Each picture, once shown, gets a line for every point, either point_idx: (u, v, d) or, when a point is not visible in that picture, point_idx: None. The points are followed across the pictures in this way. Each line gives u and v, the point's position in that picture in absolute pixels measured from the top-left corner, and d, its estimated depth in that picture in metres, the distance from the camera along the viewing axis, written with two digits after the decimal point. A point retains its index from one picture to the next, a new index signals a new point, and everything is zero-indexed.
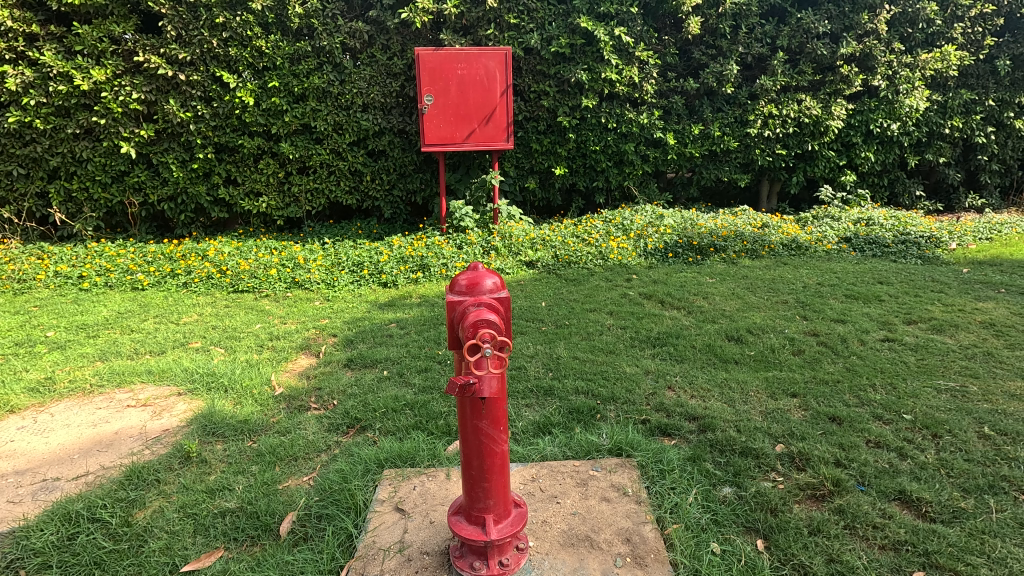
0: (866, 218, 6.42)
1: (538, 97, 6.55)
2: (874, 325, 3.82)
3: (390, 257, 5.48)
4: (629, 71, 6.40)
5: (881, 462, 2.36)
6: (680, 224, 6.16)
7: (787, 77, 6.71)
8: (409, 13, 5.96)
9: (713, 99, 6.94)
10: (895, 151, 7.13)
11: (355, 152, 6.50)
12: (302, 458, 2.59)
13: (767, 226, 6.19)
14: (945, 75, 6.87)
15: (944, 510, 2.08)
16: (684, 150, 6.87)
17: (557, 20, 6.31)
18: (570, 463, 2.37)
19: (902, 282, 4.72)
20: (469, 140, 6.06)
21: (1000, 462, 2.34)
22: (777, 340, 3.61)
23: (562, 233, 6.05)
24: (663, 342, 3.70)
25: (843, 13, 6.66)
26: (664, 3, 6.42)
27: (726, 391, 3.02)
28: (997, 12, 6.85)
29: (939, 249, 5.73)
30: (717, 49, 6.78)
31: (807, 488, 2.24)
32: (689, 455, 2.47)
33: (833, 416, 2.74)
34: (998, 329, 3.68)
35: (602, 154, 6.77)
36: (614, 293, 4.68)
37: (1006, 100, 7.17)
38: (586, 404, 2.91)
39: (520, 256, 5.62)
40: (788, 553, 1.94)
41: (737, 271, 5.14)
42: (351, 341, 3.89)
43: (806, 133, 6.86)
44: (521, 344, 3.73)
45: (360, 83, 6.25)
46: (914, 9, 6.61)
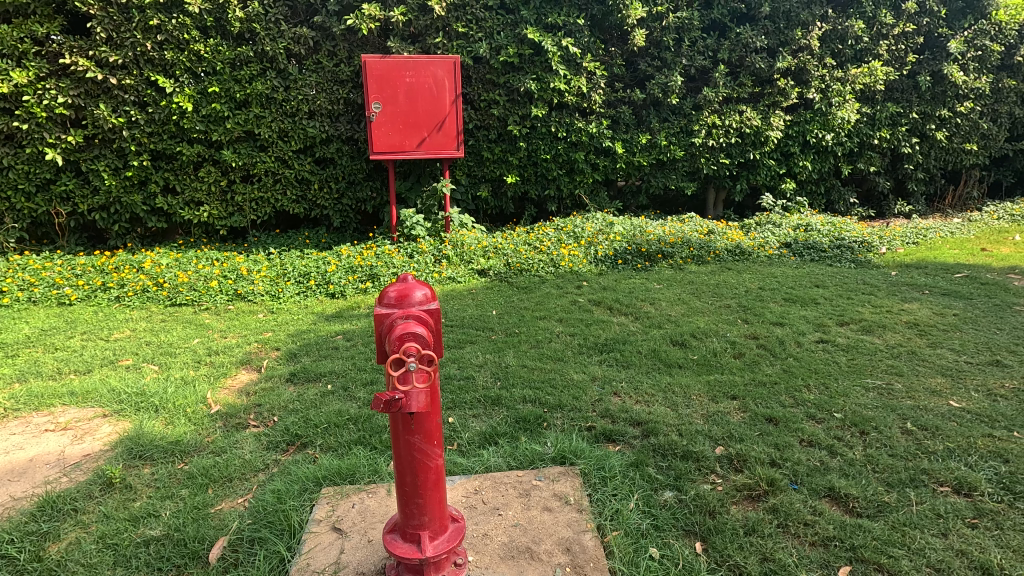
0: (805, 224, 6.70)
1: (488, 106, 6.56)
2: (810, 327, 3.98)
3: (338, 267, 5.36)
4: (577, 81, 6.49)
5: (812, 461, 2.45)
6: (629, 231, 6.28)
7: (728, 88, 6.95)
8: (355, 20, 5.87)
9: (659, 109, 7.11)
10: (830, 160, 7.50)
11: (302, 160, 6.34)
12: (237, 479, 2.48)
13: (713, 233, 6.38)
14: (873, 89, 7.27)
15: (870, 504, 2.17)
16: (632, 159, 7.03)
17: (505, 30, 6.33)
18: (513, 474, 2.36)
19: (836, 284, 4.95)
20: (419, 148, 6.01)
21: (920, 456, 2.46)
22: (720, 345, 3.71)
23: (514, 241, 6.07)
24: (610, 348, 3.75)
25: (778, 29, 6.97)
26: (610, 16, 6.55)
27: (669, 395, 3.08)
28: (917, 31, 7.32)
29: (870, 253, 6.04)
30: (662, 61, 6.96)
31: (744, 489, 2.30)
32: (632, 461, 2.49)
33: (770, 417, 2.82)
34: (921, 329, 3.90)
35: (552, 162, 6.86)
36: (563, 301, 4.72)
37: (928, 113, 7.62)
38: (532, 413, 2.90)
39: (472, 264, 5.60)
40: (724, 554, 1.98)
41: (685, 276, 5.27)
42: (295, 355, 3.78)
43: (747, 143, 7.13)
44: (470, 354, 3.71)
45: (306, 89, 6.10)
46: (842, 27, 7.00)
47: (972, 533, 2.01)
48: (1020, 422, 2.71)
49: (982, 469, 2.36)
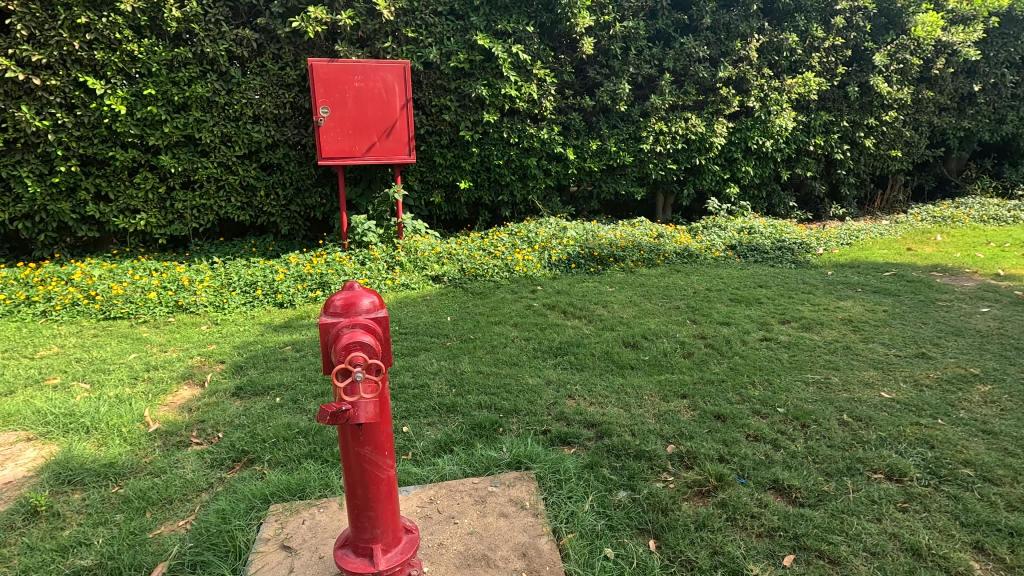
0: (749, 227, 6.98)
1: (439, 111, 6.54)
2: (754, 326, 4.14)
3: (287, 275, 5.20)
4: (528, 88, 6.55)
5: (758, 455, 2.55)
6: (582, 235, 6.36)
7: (673, 96, 7.17)
8: (301, 23, 5.74)
9: (608, 116, 7.27)
10: (770, 166, 7.85)
11: (247, 166, 6.14)
12: (178, 501, 2.35)
13: (662, 236, 6.55)
14: (807, 98, 7.66)
15: (811, 494, 2.27)
16: (583, 165, 7.15)
17: (455, 36, 6.32)
18: (468, 481, 2.34)
19: (777, 285, 5.17)
20: (369, 153, 5.92)
21: (856, 446, 2.60)
22: (670, 345, 3.81)
23: (469, 246, 6.05)
24: (564, 351, 3.79)
25: (719, 40, 7.25)
26: (559, 24, 6.64)
27: (622, 396, 3.13)
28: (845, 44, 7.77)
29: (809, 254, 6.35)
30: (610, 69, 7.11)
31: (694, 485, 2.36)
32: (587, 462, 2.52)
33: (718, 414, 2.91)
34: (855, 325, 4.12)
35: (505, 168, 6.89)
36: (518, 305, 4.73)
37: (858, 122, 8.10)
38: (488, 419, 2.89)
39: (426, 271, 5.56)
40: (676, 550, 2.02)
41: (636, 279, 5.39)
42: (241, 367, 3.63)
43: (693, 149, 7.38)
44: (424, 361, 3.67)
45: (250, 93, 5.91)
46: (778, 39, 7.35)
47: (903, 516, 2.13)
48: (944, 410, 2.90)
49: (911, 455, 2.51)
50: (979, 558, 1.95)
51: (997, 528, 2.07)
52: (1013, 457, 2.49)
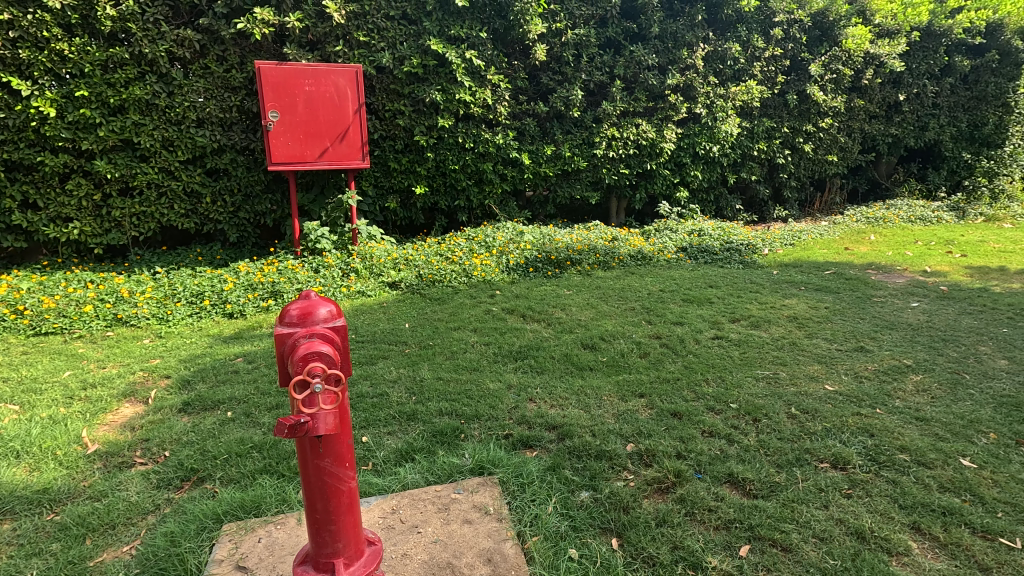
0: (699, 229, 7.21)
1: (393, 116, 6.47)
2: (706, 325, 4.28)
3: (236, 284, 5.02)
4: (482, 93, 6.56)
5: (713, 450, 2.63)
6: (539, 239, 6.42)
7: (625, 103, 7.34)
8: (247, 24, 5.56)
9: (562, 121, 7.36)
10: (717, 170, 8.15)
11: (191, 172, 5.89)
12: (121, 525, 2.22)
13: (617, 239, 6.68)
14: (750, 105, 8.00)
15: (764, 485, 2.37)
16: (539, 170, 7.22)
17: (408, 40, 6.26)
18: (431, 489, 2.32)
19: (727, 284, 5.36)
20: (321, 158, 5.79)
21: (803, 437, 2.72)
22: (626, 345, 3.89)
23: (425, 252, 6.00)
24: (524, 355, 3.81)
25: (667, 49, 7.48)
26: (512, 30, 6.69)
27: (582, 397, 3.18)
28: (784, 54, 8.17)
29: (755, 254, 6.62)
30: (563, 76, 7.21)
31: (654, 483, 2.42)
32: (549, 465, 2.54)
33: (674, 412, 2.99)
34: (800, 322, 4.33)
35: (461, 173, 6.88)
36: (477, 310, 4.73)
37: (797, 128, 8.52)
38: (449, 426, 2.87)
39: (382, 277, 5.47)
40: (639, 547, 2.06)
41: (592, 282, 5.48)
42: (189, 382, 3.47)
43: (644, 154, 7.57)
44: (383, 369, 3.61)
45: (193, 95, 5.68)
46: (722, 48, 7.66)
47: (847, 502, 2.25)
48: (882, 400, 3.08)
49: (854, 444, 2.65)
50: (917, 538, 2.08)
51: (932, 508, 2.21)
52: (944, 441, 2.67)
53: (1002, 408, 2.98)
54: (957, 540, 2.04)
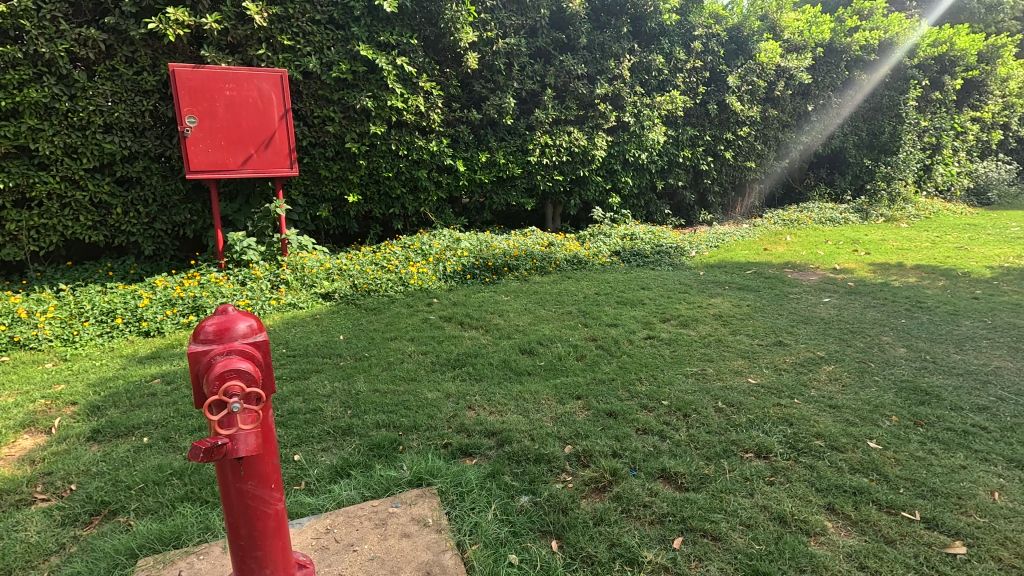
0: (631, 233, 7.45)
1: (322, 122, 6.29)
2: (639, 326, 4.42)
3: (153, 300, 4.70)
4: (415, 100, 6.50)
5: (647, 446, 2.72)
6: (476, 246, 6.42)
7: (556, 111, 7.49)
8: (159, 25, 5.24)
9: (496, 129, 7.41)
10: (646, 176, 8.47)
11: (99, 180, 5.48)
12: (19, 570, 2.02)
13: (553, 244, 6.78)
14: (675, 114, 8.37)
15: (694, 478, 2.47)
16: (474, 177, 7.23)
17: (335, 45, 6.12)
18: (368, 505, 2.25)
19: (657, 286, 5.57)
20: (246, 166, 5.55)
21: (730, 429, 2.86)
22: (563, 349, 3.95)
23: (360, 261, 5.85)
24: (462, 362, 3.79)
25: (595, 59, 7.71)
26: (443, 37, 6.67)
27: (521, 402, 3.20)
28: (704, 66, 8.62)
29: (683, 256, 6.91)
30: (495, 84, 7.26)
31: (591, 483, 2.47)
32: (488, 471, 2.54)
33: (609, 412, 3.07)
34: (724, 319, 4.55)
35: (395, 180, 6.79)
36: (415, 319, 4.67)
37: (717, 136, 9.00)
38: (386, 438, 2.81)
39: (315, 288, 5.30)
40: (578, 547, 2.09)
41: (529, 287, 5.54)
42: (98, 408, 3.21)
43: (577, 161, 7.74)
44: (315, 384, 3.48)
45: (99, 99, 5.29)
46: (647, 60, 7.98)
47: (770, 489, 2.38)
48: (799, 390, 3.29)
49: (775, 433, 2.81)
50: (832, 518, 2.23)
51: (844, 489, 2.38)
52: (853, 426, 2.88)
53: (902, 392, 3.26)
54: (866, 516, 2.21)
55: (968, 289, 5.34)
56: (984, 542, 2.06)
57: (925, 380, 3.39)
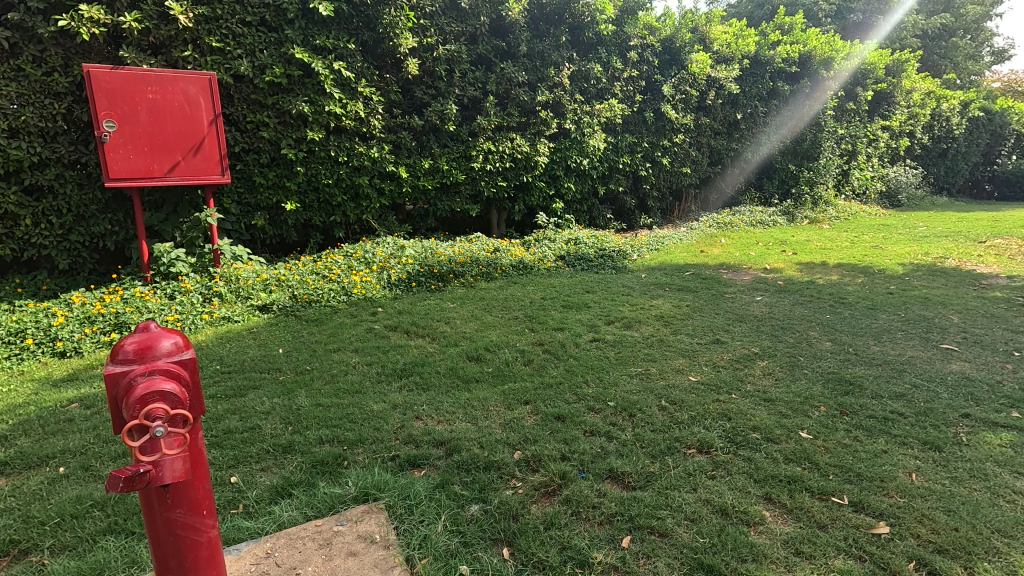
0: (575, 237, 7.57)
1: (255, 127, 6.06)
2: (584, 329, 4.49)
3: (70, 318, 4.35)
4: (354, 106, 6.37)
5: (594, 448, 2.75)
6: (421, 253, 6.33)
7: (499, 117, 7.52)
8: (71, 22, 4.89)
9: (438, 135, 7.36)
10: (588, 182, 8.64)
11: (4, 189, 5.04)
12: None
13: (498, 250, 6.79)
14: (614, 122, 8.60)
15: (640, 477, 2.52)
16: (417, 184, 7.15)
17: (268, 48, 5.91)
18: (311, 525, 2.16)
19: (602, 289, 5.68)
20: (172, 173, 5.26)
21: (673, 427, 2.95)
22: (510, 355, 3.96)
23: (299, 271, 5.65)
24: (409, 372, 3.72)
25: (536, 67, 7.81)
26: (381, 42, 6.58)
27: (469, 410, 3.17)
28: (639, 76, 8.91)
29: (626, 259, 7.09)
30: (436, 90, 7.22)
31: (541, 487, 2.47)
32: (438, 482, 2.49)
33: (558, 416, 3.09)
34: (666, 320, 4.70)
35: (335, 187, 6.62)
36: (358, 329, 4.54)
37: (655, 143, 9.31)
38: (330, 454, 2.71)
39: (251, 300, 5.07)
40: (529, 553, 2.08)
41: (476, 293, 5.53)
42: (7, 438, 2.93)
43: (520, 167, 7.80)
44: (253, 401, 3.32)
45: (3, 101, 4.86)
46: (585, 68, 8.17)
47: (712, 483, 2.46)
48: (736, 385, 3.43)
49: (715, 428, 2.92)
50: (769, 507, 2.33)
51: (779, 479, 2.49)
52: (786, 418, 3.03)
53: (829, 383, 3.47)
54: (800, 504, 2.32)
55: (884, 285, 5.75)
56: (904, 521, 2.21)
57: (849, 371, 3.62)
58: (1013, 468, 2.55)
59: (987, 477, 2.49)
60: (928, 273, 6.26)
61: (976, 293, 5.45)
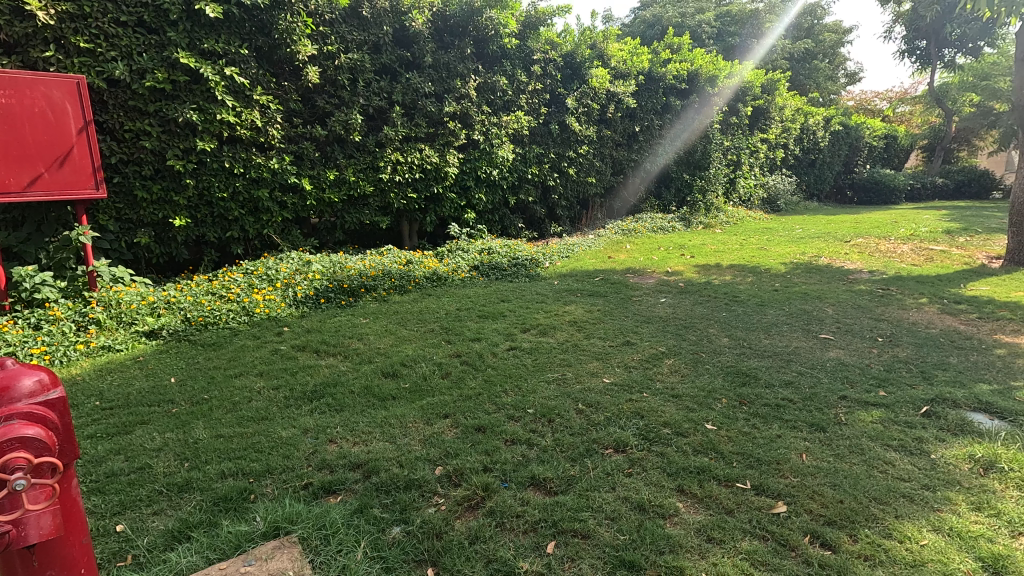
0: (488, 247, 7.61)
1: (135, 137, 5.55)
2: (501, 338, 4.51)
3: None
4: (249, 114, 6.03)
5: (516, 457, 2.76)
6: (328, 268, 6.08)
7: (406, 128, 7.40)
8: None
9: (343, 146, 7.11)
10: (499, 192, 8.74)
11: None
12: None
13: (411, 262, 6.66)
14: (521, 133, 8.77)
15: (562, 481, 2.56)
16: (322, 196, 6.87)
17: (148, 51, 5.43)
18: (213, 570, 1.97)
19: (517, 298, 5.74)
20: (35, 186, 4.67)
21: (591, 429, 3.03)
22: (428, 368, 3.88)
23: (192, 292, 5.21)
24: (320, 394, 3.53)
25: (441, 78, 7.80)
26: (278, 49, 6.27)
27: (387, 428, 3.07)
28: (543, 89, 9.18)
29: (538, 267, 7.23)
30: (339, 99, 6.98)
31: (464, 502, 2.44)
32: (356, 507, 2.38)
33: (478, 427, 3.07)
34: (579, 325, 4.83)
35: (230, 201, 6.20)
36: (262, 351, 4.25)
37: (561, 153, 9.61)
38: (235, 489, 2.50)
39: (136, 326, 4.59)
40: (455, 571, 2.04)
41: (389, 307, 5.38)
42: None
43: (430, 178, 7.72)
44: (141, 438, 3.00)
45: None
46: (491, 81, 8.28)
47: (629, 480, 2.55)
48: (646, 384, 3.60)
49: (629, 427, 3.03)
50: (683, 499, 2.45)
51: (689, 470, 2.64)
52: (693, 412, 3.22)
53: (728, 376, 3.73)
54: (709, 492, 2.46)
55: (770, 284, 6.29)
56: (799, 498, 2.41)
57: (745, 364, 3.91)
58: (884, 441, 2.86)
59: (863, 451, 2.78)
60: (804, 270, 6.94)
61: (845, 287, 6.12)
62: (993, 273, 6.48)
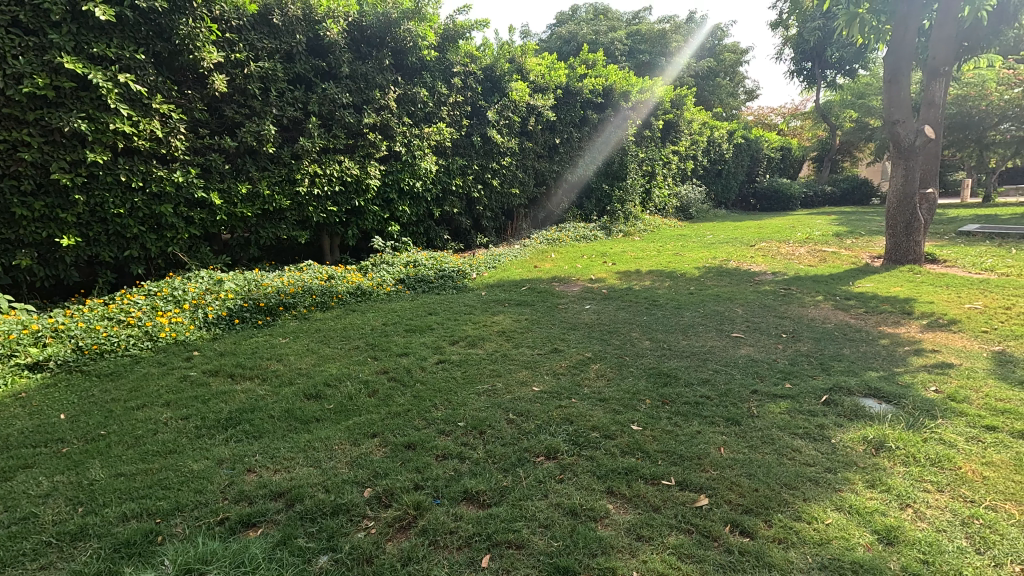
0: (413, 260, 7.49)
1: (12, 148, 5.00)
2: (429, 352, 4.45)
3: None
4: (147, 124, 5.61)
5: (447, 472, 2.71)
6: (243, 286, 5.74)
7: (323, 139, 7.16)
8: None
9: (256, 158, 6.77)
10: (423, 204, 8.65)
11: None
12: None
13: (333, 277, 6.42)
14: (443, 145, 8.75)
15: (495, 493, 2.54)
16: (234, 211, 6.50)
17: (25, 54, 4.93)
18: None
19: (444, 310, 5.69)
20: None
21: (522, 438, 3.04)
22: (353, 388, 3.74)
23: (84, 317, 4.74)
24: (236, 422, 3.31)
25: (359, 89, 7.63)
26: (179, 55, 5.89)
27: (311, 453, 2.92)
28: (464, 101, 9.22)
29: (465, 279, 7.21)
30: (250, 109, 6.65)
31: (396, 523, 2.36)
32: (278, 539, 2.24)
33: (408, 444, 3.00)
34: (507, 335, 4.86)
35: (128, 217, 5.72)
36: (169, 379, 3.93)
37: (484, 164, 9.68)
38: (139, 532, 2.29)
39: (15, 358, 4.10)
40: None
41: (311, 325, 5.16)
42: None
43: (351, 191, 7.52)
44: (25, 484, 2.67)
45: None
46: (411, 92, 8.22)
47: (561, 486, 2.59)
48: (574, 390, 3.67)
49: (559, 434, 3.07)
50: (612, 500, 2.51)
51: (618, 471, 2.71)
52: (620, 414, 3.32)
53: (650, 377, 3.88)
54: (637, 491, 2.54)
55: (686, 287, 6.65)
56: (718, 490, 2.54)
57: (666, 365, 4.09)
58: (791, 430, 3.09)
59: (774, 440, 2.98)
60: (716, 273, 7.39)
61: (753, 287, 6.58)
62: (877, 271, 7.21)
